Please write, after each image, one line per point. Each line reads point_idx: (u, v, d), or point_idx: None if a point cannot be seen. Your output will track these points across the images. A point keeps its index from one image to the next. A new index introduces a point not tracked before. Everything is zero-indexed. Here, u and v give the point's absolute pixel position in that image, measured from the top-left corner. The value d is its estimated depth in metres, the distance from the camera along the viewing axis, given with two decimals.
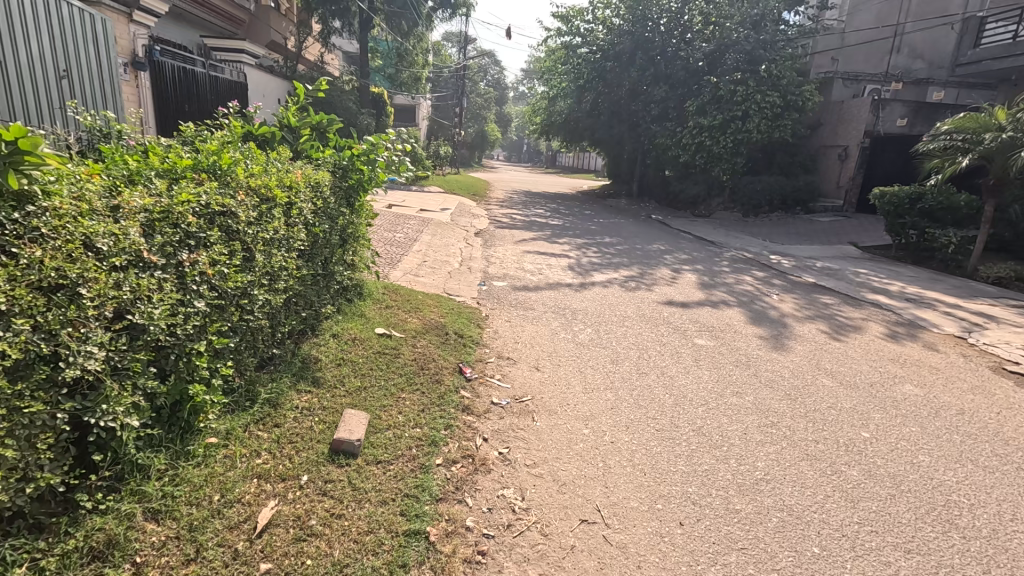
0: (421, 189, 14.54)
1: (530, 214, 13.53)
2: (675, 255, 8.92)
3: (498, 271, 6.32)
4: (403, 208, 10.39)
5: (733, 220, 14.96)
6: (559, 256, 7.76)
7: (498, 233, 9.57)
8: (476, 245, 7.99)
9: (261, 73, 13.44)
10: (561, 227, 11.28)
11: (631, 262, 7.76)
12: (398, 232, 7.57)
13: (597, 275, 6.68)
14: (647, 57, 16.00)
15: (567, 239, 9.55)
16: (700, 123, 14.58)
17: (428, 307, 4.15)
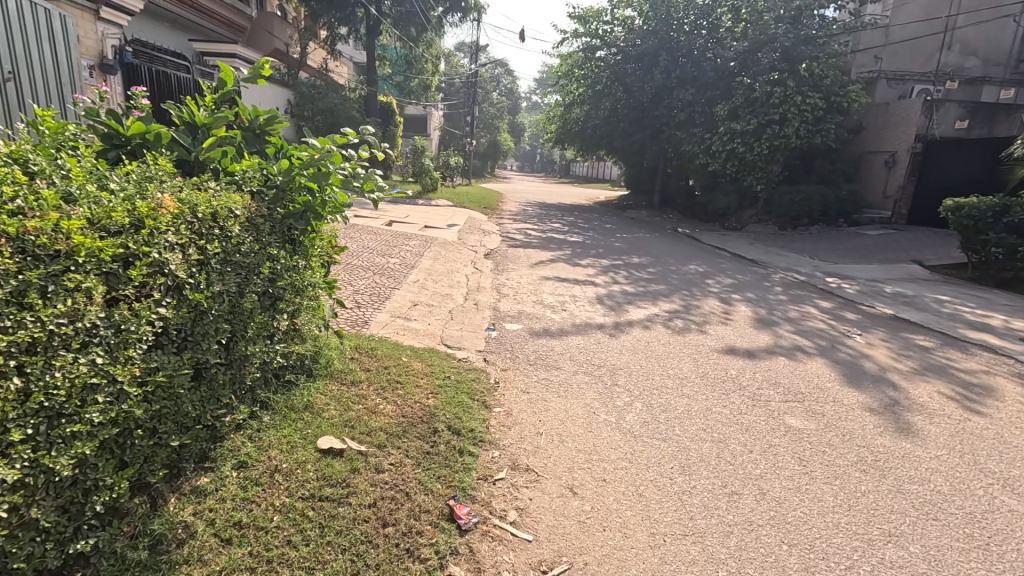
0: (428, 202, 13.46)
1: (546, 229, 12.34)
2: (718, 279, 7.65)
3: (511, 306, 5.13)
4: (405, 225, 9.25)
5: (769, 234, 13.61)
6: (583, 283, 6.55)
7: (511, 254, 8.37)
8: (486, 271, 6.81)
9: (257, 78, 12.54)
10: (582, 245, 10.07)
11: (670, 290, 6.52)
12: (393, 256, 6.43)
13: (633, 309, 5.45)
14: (671, 58, 14.83)
15: (590, 261, 8.33)
16: (732, 128, 13.33)
17: (414, 381, 2.92)
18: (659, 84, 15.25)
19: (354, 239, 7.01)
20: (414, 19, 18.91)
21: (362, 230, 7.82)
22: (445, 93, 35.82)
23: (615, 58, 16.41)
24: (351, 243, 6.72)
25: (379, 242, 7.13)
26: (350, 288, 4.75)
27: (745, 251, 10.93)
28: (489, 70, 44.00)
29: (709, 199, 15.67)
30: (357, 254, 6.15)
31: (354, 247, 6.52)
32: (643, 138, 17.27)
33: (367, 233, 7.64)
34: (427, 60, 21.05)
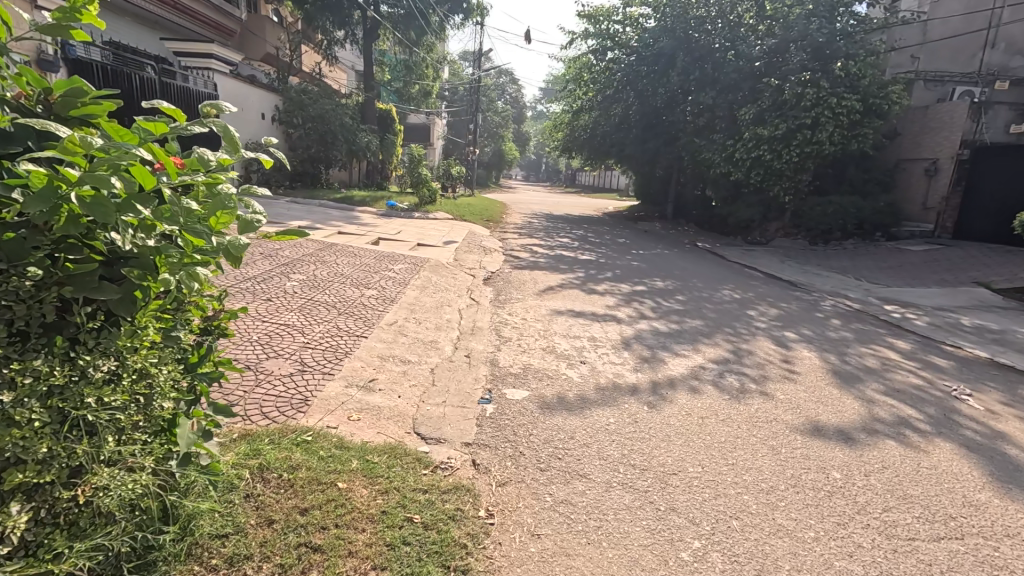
0: (424, 216, 12.37)
1: (554, 245, 11.19)
2: (761, 310, 6.43)
3: (513, 359, 3.93)
4: (394, 244, 8.12)
5: (799, 250, 12.39)
6: (603, 319, 5.36)
7: (515, 278, 7.19)
8: (484, 302, 5.63)
9: (239, 81, 11.55)
10: (596, 265, 8.89)
11: (710, 329, 5.31)
12: (371, 285, 5.28)
13: (671, 360, 4.25)
14: (689, 59, 13.73)
15: (607, 286, 7.15)
16: (758, 134, 12.17)
17: (346, 547, 1.71)
18: (676, 87, 14.15)
19: (327, 264, 5.88)
20: (413, 22, 17.94)
21: (340, 252, 6.70)
22: (449, 101, 34.99)
23: (627, 60, 15.34)
24: (322, 270, 5.59)
25: (357, 267, 5.99)
26: (301, 338, 3.59)
27: (779, 271, 9.74)
28: (493, 80, 43.28)
29: (730, 211, 14.47)
30: (325, 285, 5.01)
31: (326, 275, 5.39)
32: (657, 145, 16.14)
33: (347, 256, 6.53)
34: (428, 65, 20.07)
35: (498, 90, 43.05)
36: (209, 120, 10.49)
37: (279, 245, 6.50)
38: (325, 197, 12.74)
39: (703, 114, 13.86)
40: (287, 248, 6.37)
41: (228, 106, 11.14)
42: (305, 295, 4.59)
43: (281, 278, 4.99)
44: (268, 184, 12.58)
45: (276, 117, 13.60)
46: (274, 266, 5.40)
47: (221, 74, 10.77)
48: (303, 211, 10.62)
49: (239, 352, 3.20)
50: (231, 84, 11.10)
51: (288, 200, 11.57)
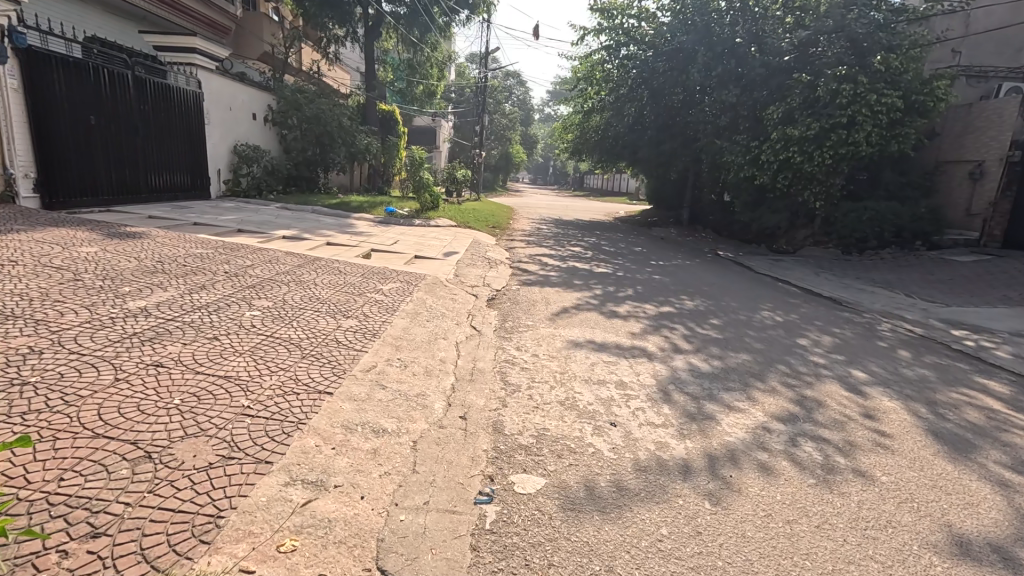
0: (425, 223, 11.52)
1: (565, 255, 10.30)
2: (812, 338, 5.48)
3: (523, 421, 3.02)
4: (388, 256, 7.26)
5: (831, 260, 11.41)
6: (629, 354, 4.43)
7: (523, 297, 6.30)
8: (487, 331, 4.74)
9: (228, 79, 10.76)
10: (613, 279, 7.99)
11: (761, 368, 4.36)
12: (351, 313, 4.39)
13: (725, 418, 3.32)
14: (711, 55, 12.78)
15: (629, 307, 6.23)
16: (787, 134, 11.20)
17: None
18: (695, 85, 13.21)
19: (303, 285, 5.02)
20: (416, 20, 17.11)
21: (324, 269, 5.84)
22: (455, 103, 34.26)
23: (643, 57, 14.45)
24: (295, 294, 4.71)
25: (340, 288, 5.12)
26: (241, 400, 2.70)
27: (816, 285, 8.78)
28: (500, 82, 42.55)
29: (753, 217, 13.51)
30: (293, 315, 4.13)
31: (300, 300, 4.53)
32: (673, 148, 15.20)
33: (330, 274, 5.66)
34: (432, 65, 19.25)
35: (505, 91, 42.22)
36: (193, 120, 9.69)
37: (254, 261, 5.65)
38: (319, 202, 11.93)
39: (725, 113, 12.91)
40: (262, 265, 5.53)
41: (215, 105, 10.34)
42: (264, 330, 3.71)
43: (241, 306, 4.12)
44: (260, 189, 11.80)
45: (270, 118, 12.81)
46: (238, 290, 4.53)
47: (206, 70, 9.98)
48: (293, 218, 9.81)
49: (146, 429, 2.31)
50: (218, 81, 10.32)
51: (279, 206, 10.76)
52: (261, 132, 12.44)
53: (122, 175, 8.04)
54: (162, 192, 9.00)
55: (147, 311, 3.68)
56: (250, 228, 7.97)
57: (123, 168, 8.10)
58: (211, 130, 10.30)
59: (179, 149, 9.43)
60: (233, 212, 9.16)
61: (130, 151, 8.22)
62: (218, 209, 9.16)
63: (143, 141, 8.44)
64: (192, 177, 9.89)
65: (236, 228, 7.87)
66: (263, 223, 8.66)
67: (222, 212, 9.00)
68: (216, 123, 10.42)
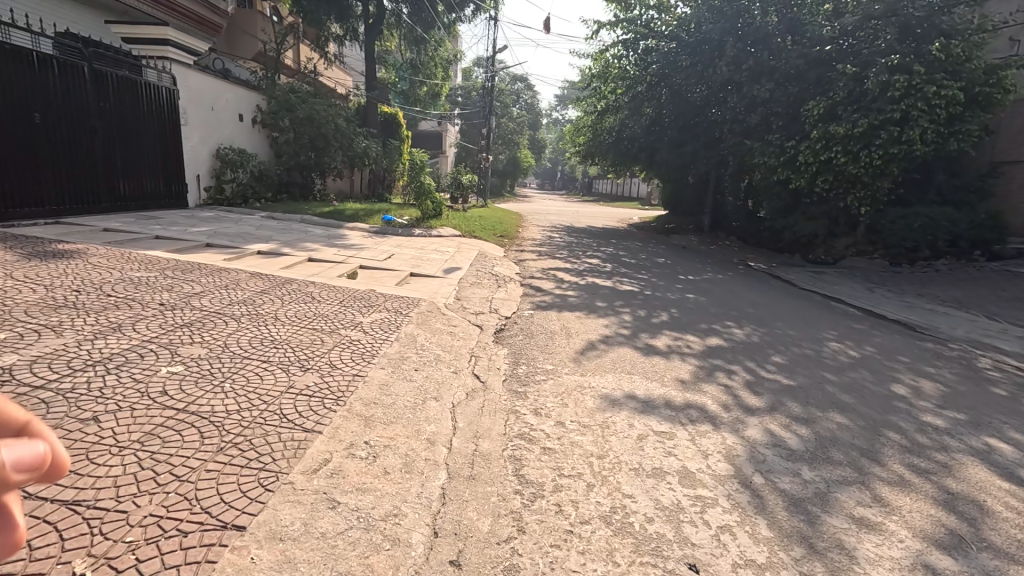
0: (426, 232, 10.44)
1: (582, 269, 9.17)
2: (908, 385, 4.29)
3: (549, 571, 1.89)
4: (378, 276, 6.17)
5: (879, 273, 10.18)
6: (686, 418, 3.28)
7: (537, 327, 5.19)
8: (494, 382, 3.61)
9: (209, 76, 9.77)
10: (642, 301, 6.84)
11: (869, 440, 3.18)
12: (310, 364, 3.28)
13: (859, 550, 2.15)
14: (741, 47, 11.63)
15: (667, 340, 5.09)
16: (829, 133, 10.02)
17: None
18: (722, 79, 12.07)
19: (258, 320, 3.94)
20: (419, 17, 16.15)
21: (293, 296, 4.74)
22: (461, 106, 33.31)
23: (663, 51, 13.33)
24: (243, 334, 3.61)
25: (306, 324, 4.02)
26: (73, 560, 1.59)
27: (875, 305, 7.57)
28: (507, 84, 41.53)
29: (786, 225, 12.31)
30: (227, 370, 3.02)
31: (245, 345, 3.42)
32: (695, 150, 14.07)
33: (300, 303, 4.55)
34: (436, 65, 18.29)
35: (512, 95, 41.18)
36: (166, 120, 8.69)
37: (207, 286, 4.58)
38: (310, 210, 10.90)
39: (755, 110, 11.74)
40: (215, 292, 4.45)
41: (193, 104, 9.34)
42: (175, 398, 2.61)
43: (158, 358, 3.03)
44: (247, 196, 10.78)
45: (259, 120, 11.81)
46: (165, 331, 3.44)
47: (182, 65, 8.99)
48: (278, 228, 8.76)
49: None
50: (196, 77, 9.32)
51: (264, 215, 9.74)
52: (249, 135, 11.45)
53: (77, 182, 7.04)
54: (128, 201, 8.01)
55: (11, 373, 2.60)
56: (221, 242, 6.92)
57: (80, 174, 7.10)
58: (190, 131, 9.30)
59: (149, 152, 8.41)
60: (208, 223, 8.14)
61: (89, 155, 7.22)
62: (192, 220, 8.14)
63: (103, 143, 7.42)
64: (166, 183, 8.88)
65: (205, 241, 6.82)
66: (239, 235, 7.62)
67: (196, 223, 7.98)
68: (194, 124, 9.42)
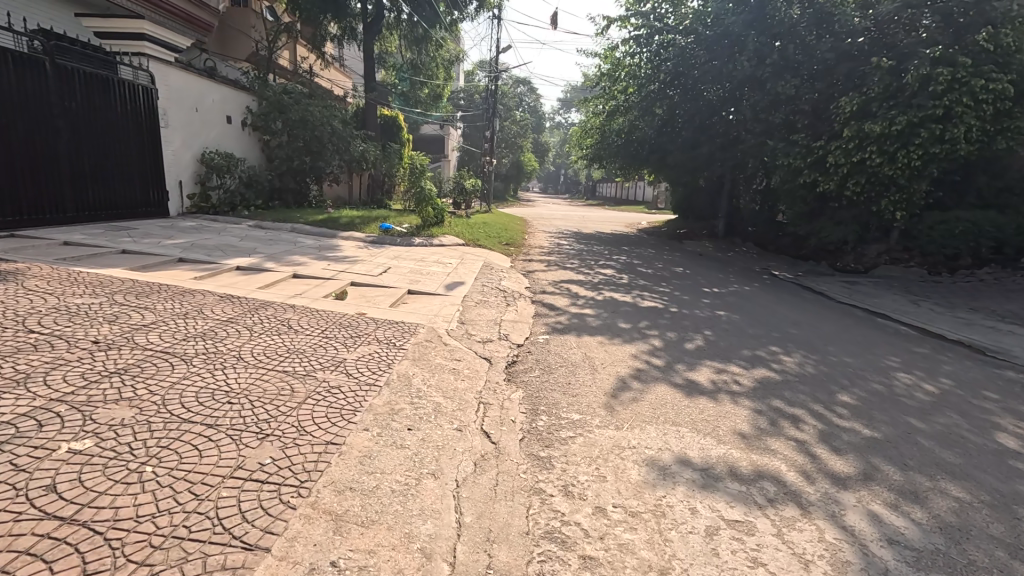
0: (427, 241, 9.70)
1: (597, 281, 8.42)
2: (1016, 435, 3.48)
3: None
4: (370, 296, 5.42)
5: (918, 283, 9.37)
6: (762, 497, 2.50)
7: (556, 357, 4.43)
8: (508, 443, 2.84)
9: (193, 74, 9.08)
10: (670, 320, 6.07)
11: (1009, 528, 2.40)
12: (271, 427, 2.51)
13: None
14: (764, 40, 10.87)
15: (709, 373, 4.32)
16: (863, 131, 9.25)
17: None
18: (742, 76, 11.33)
19: (214, 361, 3.16)
20: (421, 14, 15.49)
21: (266, 325, 3.96)
22: (465, 110, 32.70)
23: (678, 47, 12.62)
24: (190, 384, 2.83)
25: (274, 365, 3.24)
26: None
27: (929, 322, 6.77)
28: (511, 87, 40.94)
29: (811, 231, 11.52)
30: (155, 444, 2.24)
31: (188, 401, 2.64)
32: (712, 151, 13.31)
33: (272, 335, 3.77)
34: (438, 65, 17.61)
35: (515, 97, 40.51)
36: (143, 122, 7.98)
37: (162, 314, 3.81)
38: (302, 218, 10.19)
39: (779, 108, 10.98)
40: (168, 323, 3.66)
41: (174, 104, 8.63)
42: (64, 501, 1.84)
43: (61, 428, 2.25)
44: (234, 203, 10.06)
45: (249, 122, 11.10)
46: (86, 384, 2.66)
47: (161, 61, 8.28)
48: (265, 239, 8.04)
49: None
50: (176, 74, 8.61)
51: (252, 224, 9.02)
52: (238, 139, 10.74)
53: (37, 190, 6.31)
54: (101, 211, 7.29)
55: None
56: (197, 256, 6.19)
57: (41, 181, 6.37)
58: (170, 133, 8.59)
59: (125, 156, 7.68)
60: (187, 234, 7.42)
61: (52, 160, 6.49)
62: (170, 230, 7.43)
63: (68, 147, 6.68)
64: (145, 190, 8.15)
65: (178, 255, 6.09)
66: (219, 247, 6.89)
67: (173, 234, 7.25)
68: (175, 126, 8.71)
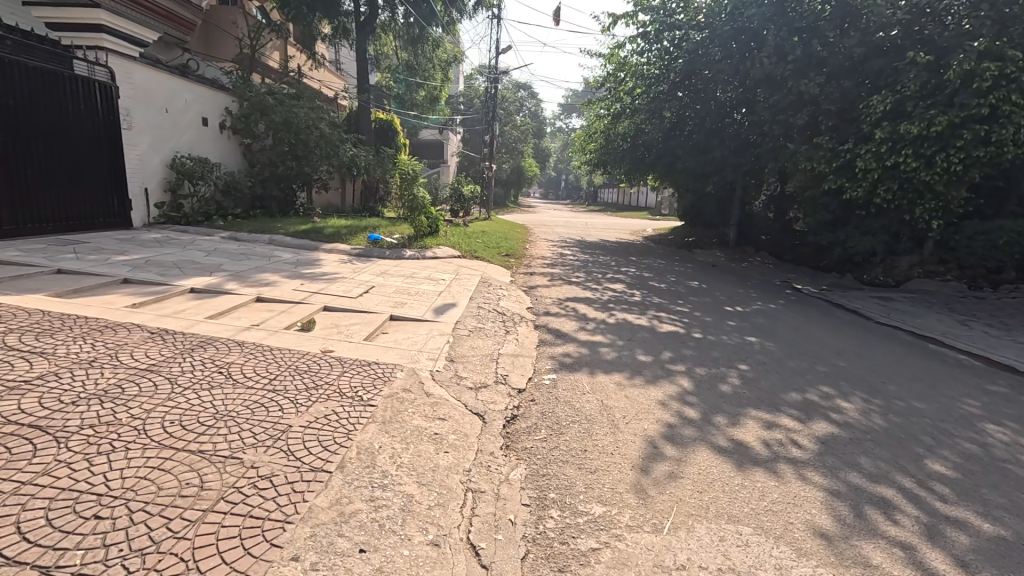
0: (419, 254, 8.86)
1: (607, 299, 7.56)
2: None
3: None
4: (343, 326, 4.58)
5: (959, 300, 8.51)
6: None
7: (566, 407, 3.58)
8: (505, 569, 1.99)
9: (162, 71, 8.28)
10: (696, 350, 5.21)
11: None
12: (144, 569, 1.66)
13: None
14: (785, 35, 10.06)
15: (756, 429, 3.45)
16: (898, 133, 8.43)
17: None
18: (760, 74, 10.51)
19: (100, 439, 2.30)
20: (416, 11, 14.75)
21: (197, 375, 3.09)
22: (464, 114, 32.00)
23: (689, 45, 11.84)
24: (47, 485, 1.98)
25: (188, 442, 2.38)
26: None
27: (990, 349, 5.90)
28: (511, 92, 40.29)
29: (835, 242, 10.67)
30: None
31: (28, 522, 1.78)
32: (726, 156, 12.50)
33: (200, 390, 2.90)
34: (436, 66, 16.86)
35: (516, 102, 39.80)
36: (101, 125, 7.18)
37: (61, 362, 2.96)
38: (284, 228, 9.36)
39: (801, 109, 10.15)
40: (61, 376, 2.80)
41: (139, 104, 7.83)
42: None
43: None
44: (210, 213, 9.24)
45: (228, 124, 10.27)
46: None
47: (123, 56, 7.49)
48: (236, 253, 7.20)
49: None
50: (141, 71, 7.82)
51: (225, 235, 8.19)
52: (215, 143, 9.92)
53: None
54: (49, 223, 6.48)
55: None
56: (147, 276, 5.35)
57: None
58: (134, 136, 7.77)
59: (79, 161, 6.85)
60: (147, 248, 6.60)
61: None
62: (128, 243, 6.61)
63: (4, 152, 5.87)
64: (104, 198, 7.33)
65: (125, 275, 5.26)
66: (179, 263, 6.06)
67: (130, 248, 6.42)
68: (141, 128, 7.90)
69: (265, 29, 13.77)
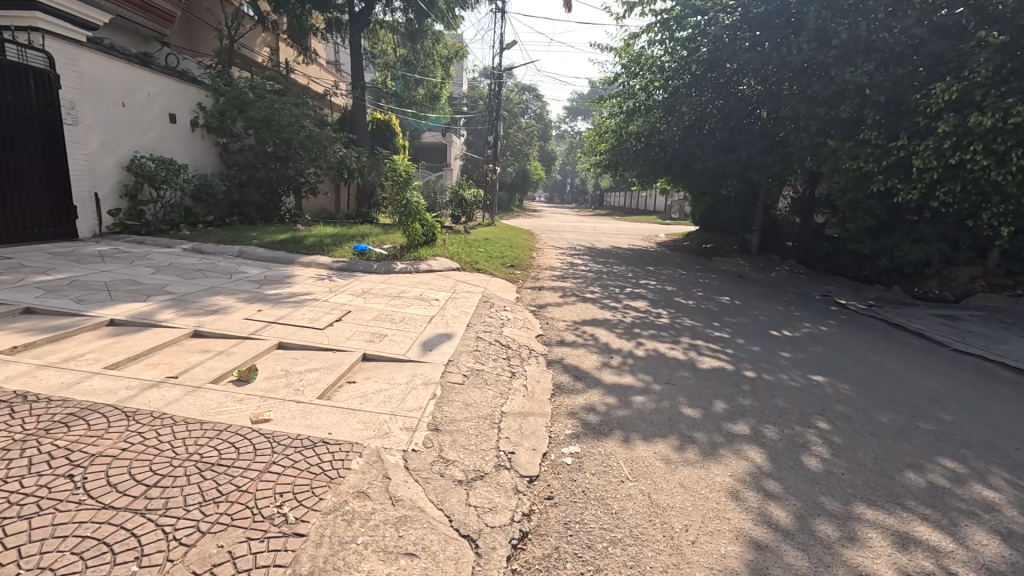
0: (412, 267, 7.76)
1: (630, 322, 6.42)
2: None
3: None
4: (295, 376, 3.46)
5: None
6: None
7: (600, 515, 2.43)
8: None
9: (116, 59, 7.24)
10: (757, 398, 4.05)
11: None
12: None
13: None
14: (828, 16, 8.91)
15: (891, 552, 2.29)
16: (966, 125, 7.27)
17: None
18: (798, 62, 9.38)
19: None
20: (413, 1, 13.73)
21: (27, 486, 1.98)
22: (467, 116, 30.97)
23: (714, 32, 10.74)
24: None
25: None
26: None
27: None
28: (515, 93, 39.28)
29: (881, 251, 9.48)
30: None
31: None
32: (753, 155, 11.34)
33: (9, 523, 1.78)
34: (435, 62, 15.84)
35: (519, 103, 38.83)
36: (38, 129, 6.19)
37: None
38: (261, 237, 8.30)
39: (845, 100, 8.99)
40: None
41: (86, 96, 6.79)
42: None
43: None
44: (176, 222, 8.19)
45: (200, 123, 9.15)
46: None
47: (64, 39, 6.45)
48: (194, 268, 6.12)
49: None
50: (89, 59, 6.78)
51: (187, 247, 7.12)
52: (184, 143, 8.85)
53: None
54: None
55: None
56: (61, 302, 4.28)
57: None
58: (78, 133, 6.72)
59: (6, 168, 5.85)
60: (82, 264, 5.53)
61: None
62: (60, 258, 5.56)
63: None
64: (39, 207, 6.29)
65: (30, 302, 4.17)
66: (113, 284, 4.97)
67: (59, 264, 5.35)
68: (89, 124, 6.87)
69: (251, 21, 12.80)
